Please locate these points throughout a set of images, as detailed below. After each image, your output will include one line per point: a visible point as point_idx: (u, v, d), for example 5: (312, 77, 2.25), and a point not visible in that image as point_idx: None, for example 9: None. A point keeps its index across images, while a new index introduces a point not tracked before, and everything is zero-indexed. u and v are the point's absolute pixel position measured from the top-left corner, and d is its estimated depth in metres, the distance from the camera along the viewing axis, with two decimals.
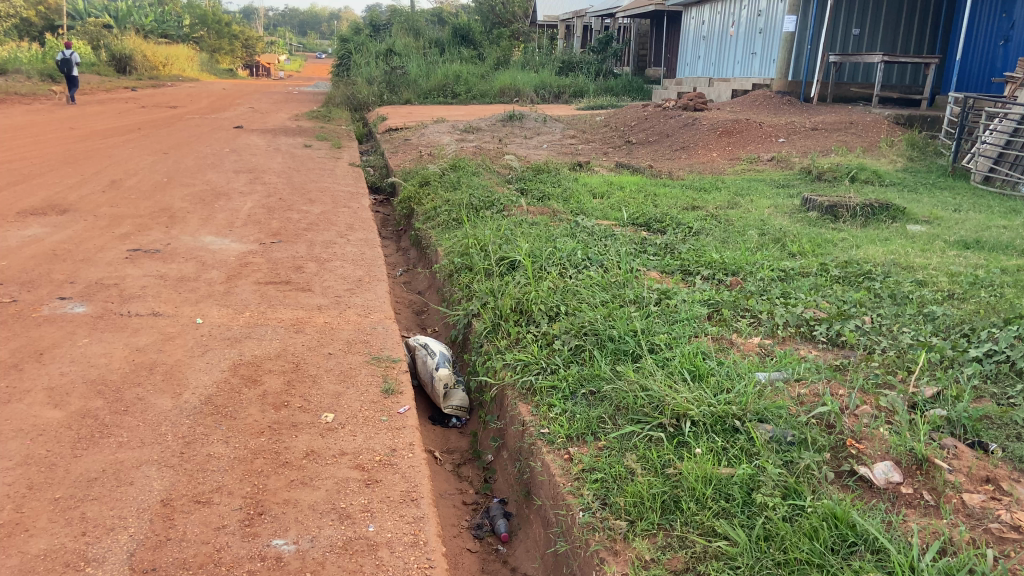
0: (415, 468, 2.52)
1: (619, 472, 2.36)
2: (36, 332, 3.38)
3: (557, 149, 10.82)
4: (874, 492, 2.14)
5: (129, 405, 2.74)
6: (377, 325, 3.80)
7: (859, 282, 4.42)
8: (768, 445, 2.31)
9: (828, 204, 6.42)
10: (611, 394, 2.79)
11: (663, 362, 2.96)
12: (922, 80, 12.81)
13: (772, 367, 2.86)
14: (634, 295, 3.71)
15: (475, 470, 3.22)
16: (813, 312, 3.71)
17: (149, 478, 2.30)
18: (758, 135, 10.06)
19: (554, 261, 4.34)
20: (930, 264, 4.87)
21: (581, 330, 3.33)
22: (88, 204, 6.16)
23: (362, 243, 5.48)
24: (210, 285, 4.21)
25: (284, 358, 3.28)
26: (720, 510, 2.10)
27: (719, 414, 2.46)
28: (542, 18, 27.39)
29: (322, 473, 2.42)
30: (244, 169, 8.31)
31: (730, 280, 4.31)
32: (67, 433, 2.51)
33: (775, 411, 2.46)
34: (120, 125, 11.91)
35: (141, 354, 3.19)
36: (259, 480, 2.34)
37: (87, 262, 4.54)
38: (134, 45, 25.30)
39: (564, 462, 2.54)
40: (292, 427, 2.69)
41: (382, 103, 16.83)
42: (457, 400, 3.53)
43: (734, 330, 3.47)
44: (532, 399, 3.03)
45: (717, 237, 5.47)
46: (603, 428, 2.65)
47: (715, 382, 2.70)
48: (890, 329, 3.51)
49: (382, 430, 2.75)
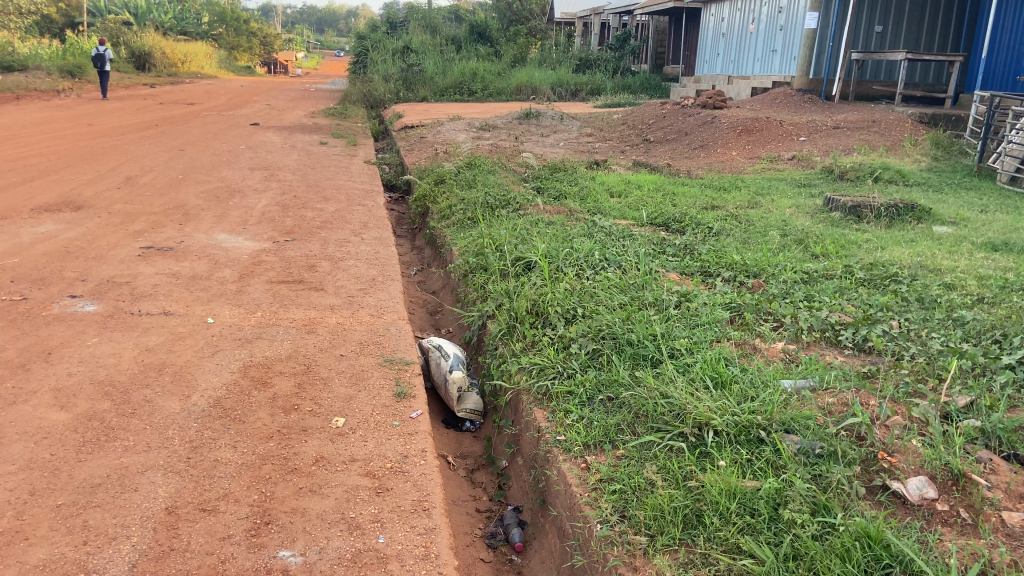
0: (427, 476, 2.44)
1: (638, 484, 2.27)
2: (44, 331, 3.33)
3: (573, 147, 10.72)
4: (908, 509, 2.04)
5: (136, 407, 2.68)
6: (390, 327, 3.72)
7: (885, 285, 4.30)
8: (796, 457, 2.21)
9: (851, 205, 6.31)
10: (629, 401, 2.71)
11: (684, 368, 2.87)
12: (946, 78, 12.61)
13: (797, 375, 2.76)
14: (653, 298, 3.62)
15: (489, 477, 3.15)
16: (838, 316, 3.61)
17: (154, 483, 2.24)
18: (779, 133, 9.91)
19: (571, 262, 4.25)
20: (959, 267, 4.74)
21: (598, 333, 3.24)
22: (102, 201, 6.13)
23: (376, 242, 5.40)
24: (222, 284, 4.15)
25: (294, 360, 3.21)
26: (745, 526, 2.01)
27: (743, 423, 2.35)
28: (560, 15, 27.25)
29: (331, 480, 2.35)
30: (260, 166, 8.26)
31: (752, 282, 4.21)
32: (72, 437, 2.45)
33: (802, 422, 2.35)
34: (136, 121, 11.93)
35: (151, 355, 3.13)
36: (266, 487, 2.28)
37: (99, 259, 4.49)
38: (153, 42, 25.41)
39: (581, 471, 2.46)
40: (302, 432, 2.62)
41: (398, 100, 16.77)
42: (471, 403, 3.46)
43: (758, 334, 3.37)
44: (548, 405, 2.95)
45: (738, 238, 5.36)
46: (621, 436, 2.57)
47: (738, 390, 2.60)
48: (919, 335, 3.40)
49: (394, 435, 2.68)
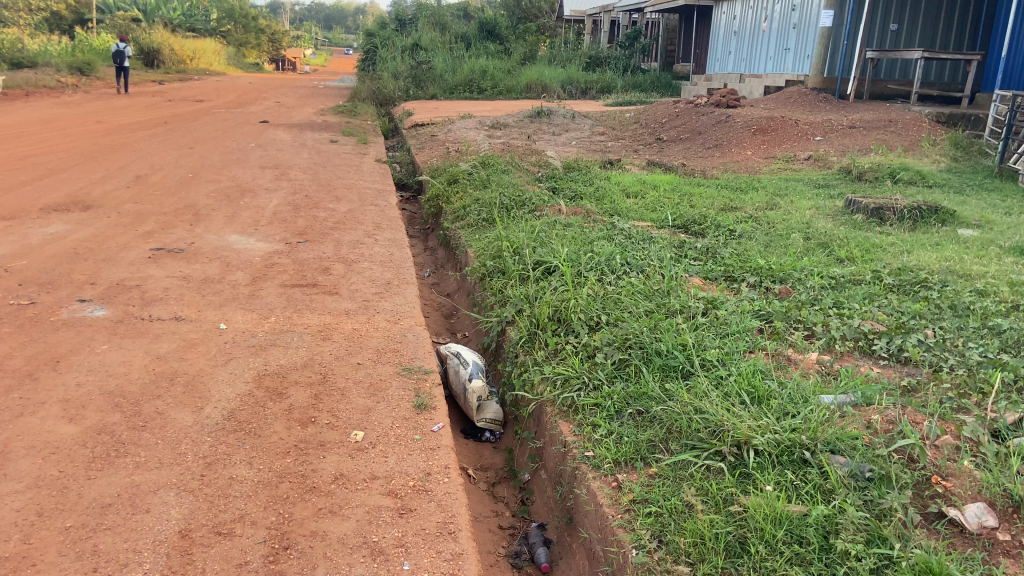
0: (452, 495, 2.34)
1: (675, 506, 2.16)
2: (53, 337, 3.23)
3: (586, 146, 10.61)
4: (966, 538, 1.93)
5: (148, 420, 2.57)
6: (407, 333, 3.61)
7: (915, 291, 4.17)
8: (844, 480, 2.09)
9: (873, 207, 6.16)
10: (661, 415, 2.59)
11: (718, 380, 2.74)
12: (962, 77, 12.43)
13: (838, 389, 2.64)
14: (680, 304, 3.49)
15: (511, 491, 3.04)
16: (871, 325, 3.48)
17: (167, 504, 2.13)
18: (794, 133, 9.76)
19: (593, 266, 4.12)
20: (989, 272, 4.60)
21: (625, 343, 3.11)
22: (111, 200, 6.03)
23: (390, 243, 5.30)
24: (234, 288, 4.06)
25: (310, 369, 3.10)
26: (793, 556, 1.90)
27: (785, 443, 2.23)
28: (569, 13, 27.07)
29: (352, 501, 2.24)
30: (270, 165, 8.17)
31: (779, 288, 4.07)
32: (81, 452, 2.35)
33: (848, 442, 2.23)
34: (145, 119, 11.86)
35: (162, 363, 3.03)
36: (284, 508, 2.17)
37: (109, 261, 4.40)
38: (162, 38, 25.32)
39: (612, 490, 2.35)
40: (320, 447, 2.51)
41: (408, 98, 16.65)
42: (491, 413, 3.36)
43: (789, 344, 3.24)
44: (574, 418, 2.83)
45: (760, 241, 5.22)
46: (654, 454, 2.45)
47: (777, 405, 2.48)
48: (955, 344, 3.27)
49: (415, 451, 2.56)
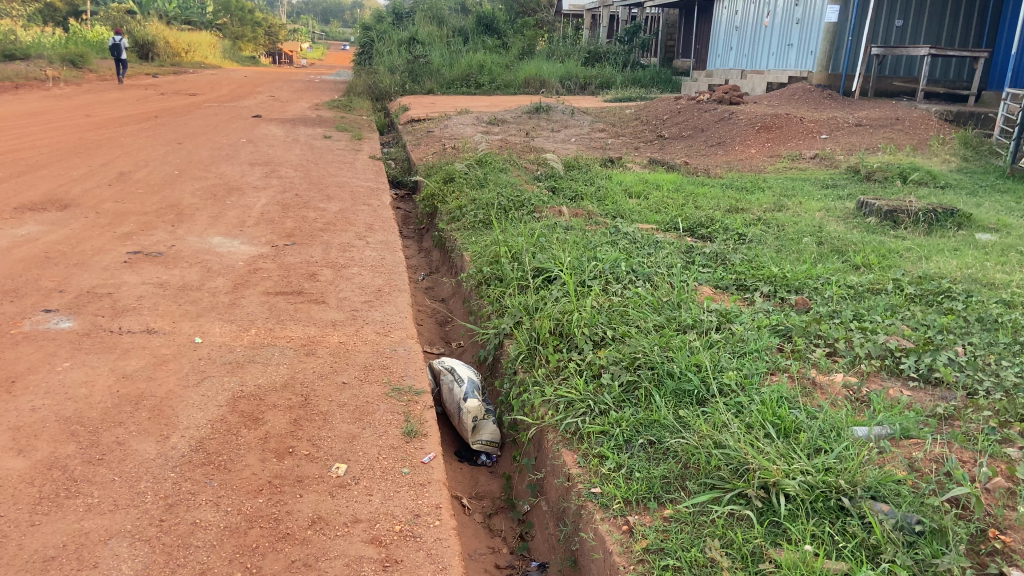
0: (443, 542, 2.08)
1: (696, 559, 1.91)
2: (10, 354, 2.97)
3: (585, 143, 10.31)
4: None
5: (106, 451, 2.31)
6: (398, 347, 3.35)
7: (938, 302, 3.90)
8: (891, 534, 1.85)
9: (887, 209, 5.90)
10: (676, 448, 2.33)
11: (738, 408, 2.49)
12: (967, 74, 12.18)
13: (874, 419, 2.37)
14: (692, 319, 3.22)
15: (509, 523, 2.78)
16: (897, 341, 3.22)
17: (118, 557, 1.87)
18: (799, 132, 9.48)
19: (597, 274, 3.83)
20: (1014, 281, 4.33)
21: (633, 362, 2.84)
22: (91, 199, 5.75)
23: (383, 246, 5.05)
24: (213, 296, 3.79)
25: (290, 390, 2.83)
26: None
27: (820, 487, 1.99)
28: (568, 7, 26.67)
29: (330, 550, 1.98)
30: (261, 161, 7.89)
31: (795, 299, 3.81)
32: (26, 492, 2.09)
33: (890, 487, 1.99)
34: (135, 112, 11.57)
35: (129, 383, 2.77)
36: (252, 560, 1.91)
37: (81, 267, 4.13)
38: (157, 31, 24.92)
39: (622, 535, 2.10)
40: (297, 484, 2.25)
41: (404, 93, 16.34)
42: (487, 434, 3.12)
43: (811, 363, 2.99)
44: (578, 447, 2.57)
45: (771, 247, 4.95)
46: (669, 494, 2.19)
47: (807, 440, 2.22)
48: (987, 362, 3.00)
49: (403, 487, 2.31)
